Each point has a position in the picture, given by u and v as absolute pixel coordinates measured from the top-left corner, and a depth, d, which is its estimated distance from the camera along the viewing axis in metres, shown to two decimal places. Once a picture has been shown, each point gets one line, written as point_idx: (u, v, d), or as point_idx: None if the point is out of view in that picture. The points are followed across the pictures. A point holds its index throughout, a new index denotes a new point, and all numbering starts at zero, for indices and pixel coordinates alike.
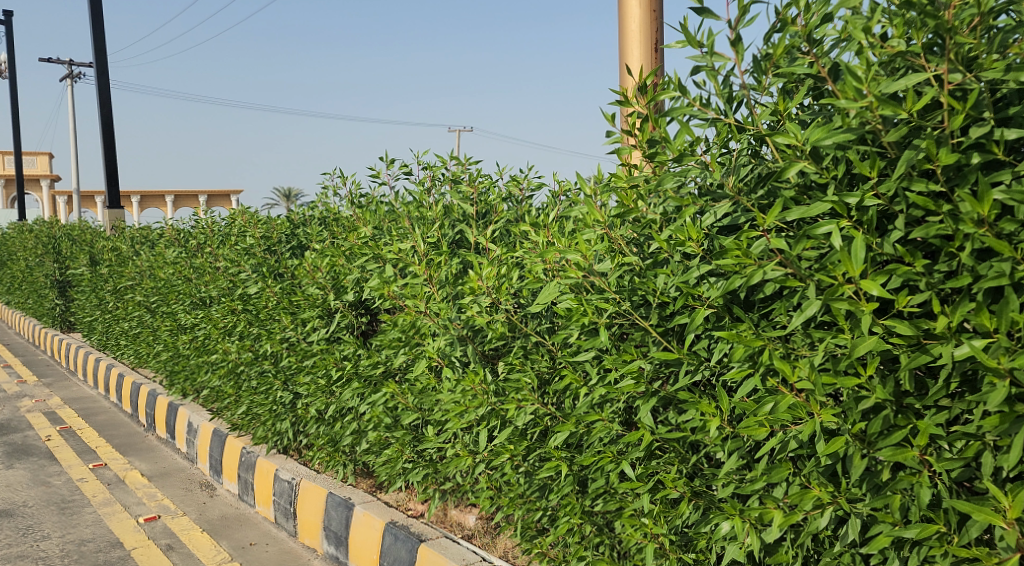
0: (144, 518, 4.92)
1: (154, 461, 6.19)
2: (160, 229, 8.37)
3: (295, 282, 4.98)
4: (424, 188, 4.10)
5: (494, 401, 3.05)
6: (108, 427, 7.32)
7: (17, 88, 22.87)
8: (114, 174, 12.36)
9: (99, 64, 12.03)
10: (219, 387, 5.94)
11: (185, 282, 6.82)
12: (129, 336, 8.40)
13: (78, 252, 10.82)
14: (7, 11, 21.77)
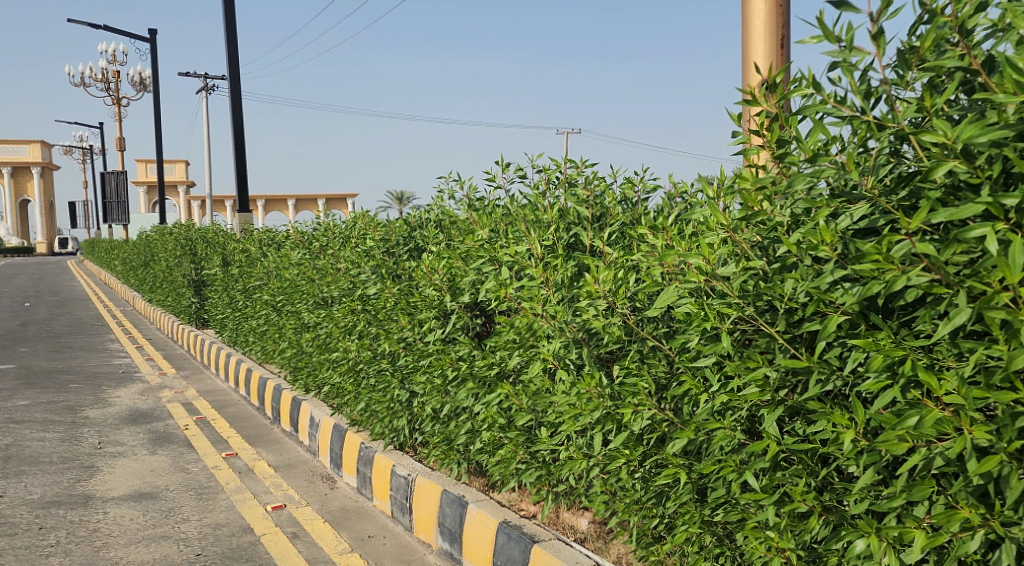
0: (272, 506, 5.16)
1: (279, 452, 6.48)
2: (286, 231, 8.77)
3: (413, 283, 5.12)
4: (539, 192, 4.12)
5: (610, 404, 3.03)
6: (238, 418, 7.73)
7: (159, 101, 24.57)
8: (244, 180, 13.06)
9: (232, 76, 12.75)
10: (340, 383, 6.16)
11: (308, 283, 7.12)
12: (257, 333, 8.85)
13: (212, 254, 11.48)
14: (150, 29, 23.38)
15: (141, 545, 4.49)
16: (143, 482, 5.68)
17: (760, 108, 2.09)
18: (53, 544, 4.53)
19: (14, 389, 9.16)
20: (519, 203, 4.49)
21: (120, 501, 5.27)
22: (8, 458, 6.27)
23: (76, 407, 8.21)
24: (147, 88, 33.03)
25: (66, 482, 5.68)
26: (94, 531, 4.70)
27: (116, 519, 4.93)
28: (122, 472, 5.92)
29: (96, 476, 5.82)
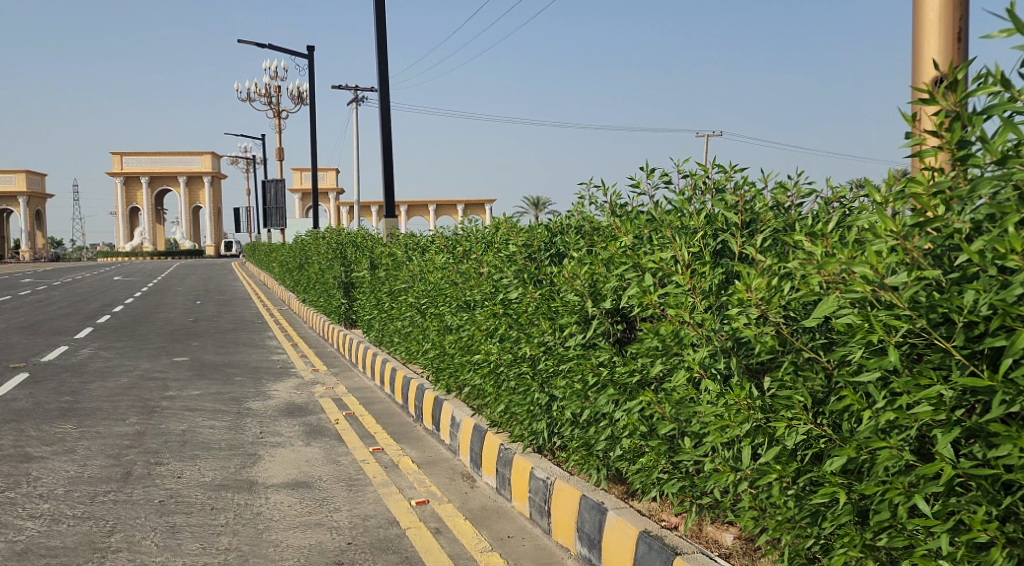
0: (416, 501, 5.33)
1: (422, 450, 6.68)
2: (430, 236, 9.04)
3: (554, 289, 5.15)
4: (685, 197, 4.03)
5: (760, 417, 2.92)
6: (383, 415, 8.03)
7: (315, 113, 26.02)
8: (391, 187, 13.57)
9: (382, 87, 13.31)
10: (481, 385, 6.28)
11: (452, 287, 7.30)
12: (402, 334, 9.17)
13: (361, 257, 12.01)
14: (310, 46, 24.80)
15: (298, 531, 4.75)
16: (299, 471, 6.01)
17: (939, 106, 1.96)
18: (222, 524, 4.87)
19: (187, 380, 9.94)
20: (662, 210, 4.42)
21: (279, 488, 5.60)
22: (182, 443, 6.81)
23: (239, 399, 8.81)
24: (304, 101, 35.04)
25: (232, 467, 6.09)
26: (257, 515, 5.02)
27: (276, 504, 5.24)
28: (281, 461, 6.30)
29: (258, 464, 6.22)
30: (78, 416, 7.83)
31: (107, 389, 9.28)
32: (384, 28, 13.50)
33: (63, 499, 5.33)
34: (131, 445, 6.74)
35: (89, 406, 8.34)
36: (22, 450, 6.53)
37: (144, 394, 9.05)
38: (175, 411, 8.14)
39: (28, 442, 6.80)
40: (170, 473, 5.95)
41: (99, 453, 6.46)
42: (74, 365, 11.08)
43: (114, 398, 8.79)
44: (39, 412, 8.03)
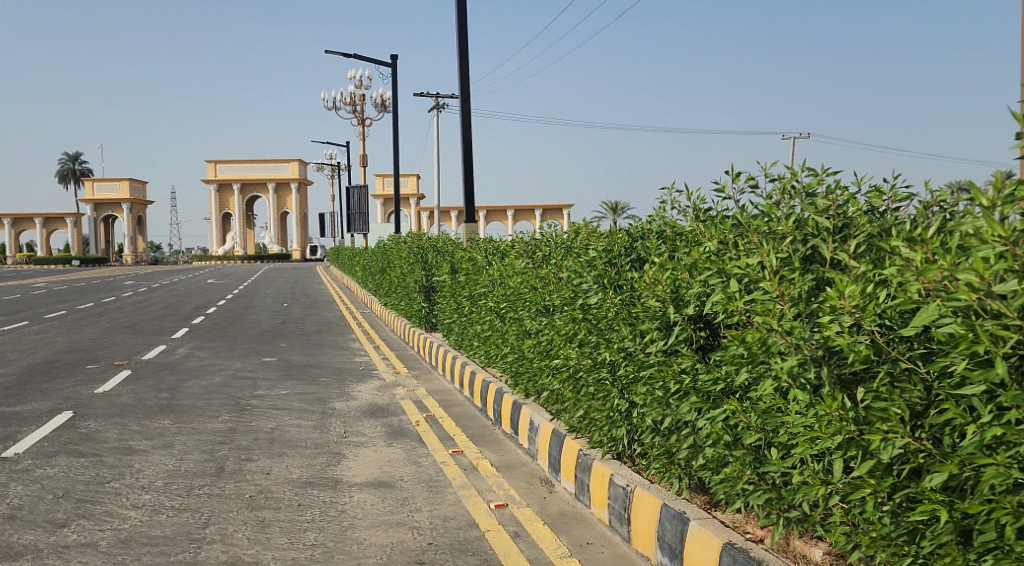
0: (495, 504, 5.36)
1: (501, 453, 6.71)
2: (510, 241, 9.08)
3: (635, 294, 5.09)
4: (772, 202, 3.93)
5: (854, 429, 2.82)
6: (463, 418, 8.10)
7: (398, 121, 26.52)
8: (472, 192, 13.70)
9: (464, 94, 13.46)
10: (559, 390, 6.27)
11: (531, 291, 7.32)
12: (481, 338, 9.24)
13: (442, 261, 12.16)
14: (393, 55, 25.30)
15: (381, 529, 4.84)
16: (382, 471, 6.13)
17: None
18: (309, 520, 5.00)
19: (275, 380, 10.26)
20: (748, 214, 4.31)
21: (362, 487, 5.72)
22: (271, 441, 7.03)
23: (325, 399, 9.04)
24: (388, 108, 35.75)
25: (318, 465, 6.26)
26: (341, 513, 5.13)
27: (359, 502, 5.35)
28: (364, 460, 6.43)
29: (342, 463, 6.36)
30: (176, 412, 8.18)
31: (201, 387, 9.66)
32: (466, 36, 13.66)
33: (162, 490, 5.57)
34: (224, 441, 7.00)
35: (185, 403, 8.71)
36: (125, 443, 6.86)
37: (236, 392, 9.39)
38: (264, 409, 8.41)
39: (129, 436, 7.15)
40: (259, 469, 6.15)
41: (195, 448, 6.73)
42: (172, 363, 11.58)
43: (208, 395, 9.15)
44: (140, 407, 8.43)
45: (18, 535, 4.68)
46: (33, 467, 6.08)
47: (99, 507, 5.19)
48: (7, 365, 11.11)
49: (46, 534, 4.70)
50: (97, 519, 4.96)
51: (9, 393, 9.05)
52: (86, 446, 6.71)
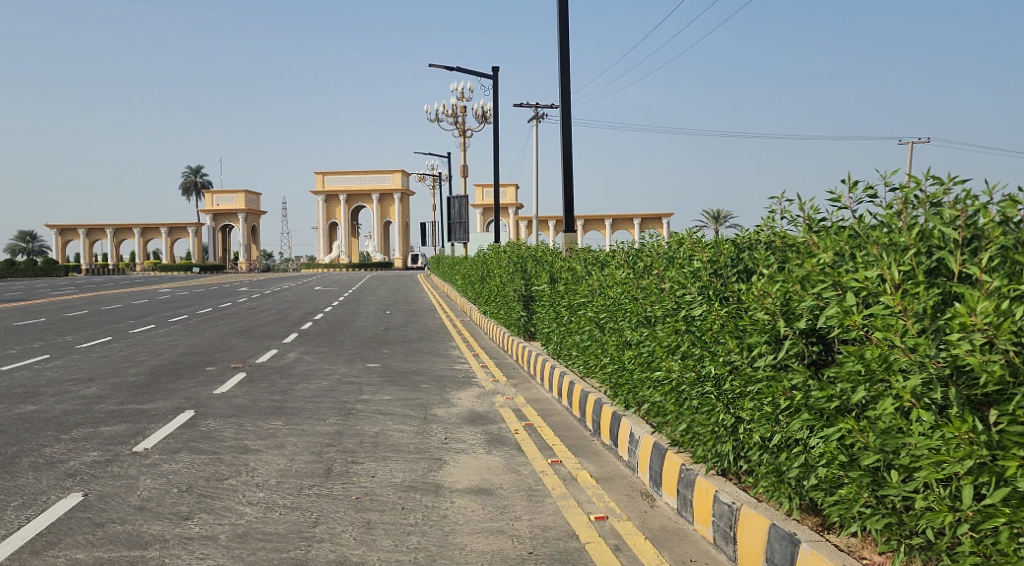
0: (595, 516, 5.31)
1: (600, 464, 6.65)
2: (610, 251, 9.02)
3: (742, 306, 4.97)
4: (894, 212, 3.76)
5: (987, 454, 2.67)
6: (562, 428, 8.10)
7: (498, 131, 26.83)
8: (571, 202, 13.69)
9: (565, 104, 13.49)
10: (661, 402, 6.18)
11: (632, 301, 7.24)
12: (580, 348, 9.20)
13: (541, 271, 12.21)
14: (495, 66, 25.60)
15: (482, 536, 4.88)
16: (482, 478, 6.19)
17: None
18: (412, 524, 5.10)
19: (379, 385, 10.52)
20: (867, 225, 4.12)
21: (463, 493, 5.79)
22: (375, 444, 7.21)
23: (426, 405, 9.20)
24: (489, 119, 36.24)
25: (420, 470, 6.37)
26: (443, 517, 5.21)
27: (460, 508, 5.42)
28: (464, 467, 6.51)
29: (443, 468, 6.46)
30: (287, 414, 8.51)
31: (310, 390, 10.02)
32: (567, 46, 13.69)
33: (275, 489, 5.80)
34: (331, 443, 7.23)
35: (295, 405, 9.05)
36: (240, 442, 7.18)
37: (342, 396, 9.69)
38: (369, 414, 8.64)
39: (245, 435, 7.48)
40: (365, 471, 6.32)
41: (305, 449, 6.98)
42: (283, 367, 12.06)
43: (317, 399, 9.47)
44: (254, 408, 8.81)
45: (147, 525, 4.97)
46: (159, 462, 6.44)
47: (218, 502, 5.46)
48: (136, 365, 11.84)
49: (171, 525, 4.96)
50: (216, 513, 5.21)
51: (138, 391, 9.64)
52: (206, 444, 7.07)
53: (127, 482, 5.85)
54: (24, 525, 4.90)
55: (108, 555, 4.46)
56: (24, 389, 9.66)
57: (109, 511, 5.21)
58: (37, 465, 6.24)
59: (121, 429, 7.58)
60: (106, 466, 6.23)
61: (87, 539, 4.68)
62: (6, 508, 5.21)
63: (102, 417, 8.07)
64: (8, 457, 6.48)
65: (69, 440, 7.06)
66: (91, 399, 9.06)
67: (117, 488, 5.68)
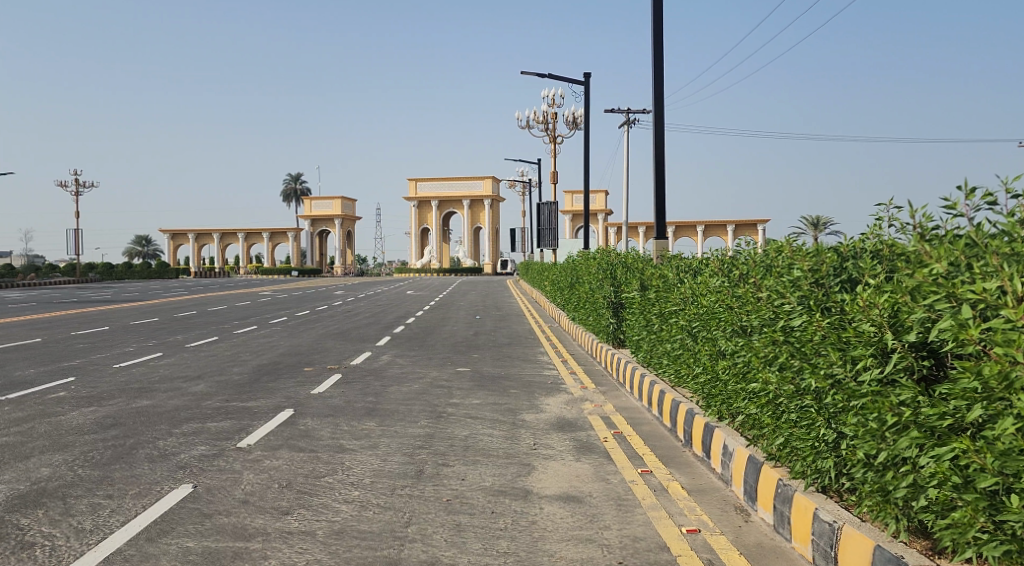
0: (687, 529, 5.22)
1: (692, 476, 6.51)
2: (704, 258, 8.86)
3: (845, 317, 4.78)
4: (1016, 221, 3.55)
5: None
6: (651, 437, 7.98)
7: (589, 137, 26.75)
8: (664, 209, 13.50)
9: (658, 110, 13.34)
10: (757, 414, 6.01)
11: (726, 310, 7.07)
12: (672, 356, 9.05)
13: (631, 278, 12.08)
14: (587, 73, 25.59)
15: (571, 544, 4.86)
16: (571, 485, 6.16)
17: None
18: (501, 528, 5.12)
19: (469, 389, 10.62)
20: (986, 234, 3.91)
21: (553, 499, 5.78)
22: (466, 448, 7.29)
23: (515, 410, 9.24)
24: (580, 125, 36.18)
25: (510, 475, 6.40)
26: (532, 523, 5.21)
27: (549, 515, 5.41)
28: (554, 473, 6.49)
29: (532, 474, 6.47)
30: (380, 415, 8.71)
31: (403, 393, 10.21)
32: (662, 51, 13.53)
33: (370, 488, 5.93)
34: (423, 446, 7.34)
35: (388, 407, 9.23)
36: (336, 441, 7.38)
37: (433, 400, 9.83)
38: (459, 417, 8.73)
39: (341, 435, 7.69)
40: (455, 474, 6.39)
41: (398, 450, 7.12)
42: (377, 369, 12.33)
43: (409, 401, 9.64)
44: (349, 409, 9.04)
45: (250, 518, 5.16)
46: (261, 458, 6.69)
47: (316, 498, 5.62)
48: (240, 364, 12.34)
49: (272, 519, 5.14)
50: (314, 509, 5.37)
51: (241, 389, 10.03)
52: (305, 442, 7.30)
53: (232, 476, 6.09)
54: (140, 513, 5.17)
55: (216, 546, 4.66)
56: (139, 384, 10.20)
57: (216, 503, 5.44)
58: (151, 457, 6.58)
59: (226, 425, 7.91)
60: (213, 460, 6.52)
61: (197, 529, 4.90)
62: (124, 497, 5.51)
63: (209, 413, 8.44)
64: (124, 448, 6.86)
65: (180, 434, 7.42)
66: (199, 396, 9.49)
67: (223, 482, 5.93)
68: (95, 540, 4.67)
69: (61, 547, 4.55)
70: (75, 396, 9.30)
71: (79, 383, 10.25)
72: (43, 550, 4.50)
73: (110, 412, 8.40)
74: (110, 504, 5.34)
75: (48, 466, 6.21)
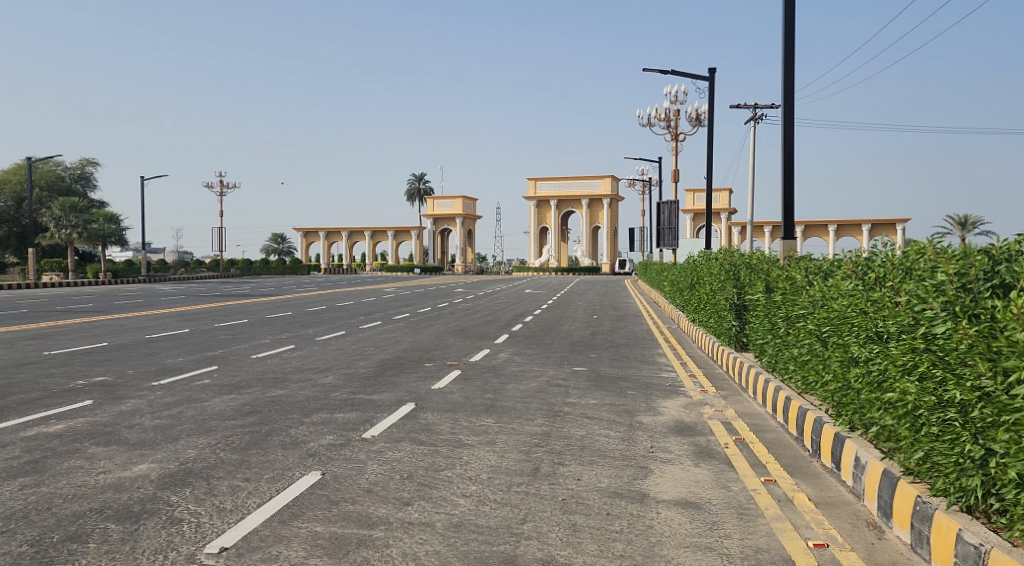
0: (813, 543, 4.99)
1: (820, 488, 6.20)
2: (836, 260, 8.45)
3: (997, 326, 4.42)
4: None
5: None
6: (777, 445, 7.67)
7: (712, 134, 26.15)
8: (792, 208, 12.97)
9: (787, 105, 12.84)
10: (893, 426, 5.66)
11: (860, 315, 6.70)
12: (799, 362, 8.66)
13: (756, 280, 11.67)
14: (711, 69, 25.03)
15: (690, 551, 4.74)
16: (690, 491, 6.01)
17: None
18: (618, 530, 5.06)
19: (586, 389, 10.56)
20: None
21: (670, 504, 5.66)
22: (582, 448, 7.24)
23: (633, 412, 9.11)
24: (703, 122, 35.34)
25: (627, 477, 6.30)
26: (649, 527, 5.12)
27: (667, 520, 5.30)
28: (672, 478, 6.35)
29: (650, 477, 6.36)
30: (499, 413, 8.78)
31: (521, 391, 10.27)
32: (793, 45, 12.99)
33: (487, 484, 5.99)
34: (540, 444, 7.36)
35: (506, 404, 9.31)
36: (456, 436, 7.50)
37: (550, 398, 9.84)
38: (576, 417, 8.71)
39: (460, 430, 7.81)
40: (571, 474, 6.36)
41: (514, 448, 7.16)
42: (495, 367, 12.47)
43: (527, 399, 9.69)
44: (467, 405, 9.17)
45: (373, 507, 5.32)
46: (385, 449, 6.89)
47: (435, 491, 5.72)
48: (366, 358, 12.77)
49: (394, 509, 5.28)
50: (434, 502, 5.48)
51: (367, 383, 10.37)
52: (426, 436, 7.47)
53: (357, 466, 6.30)
54: (274, 496, 5.43)
55: (342, 532, 4.82)
56: (274, 375, 10.72)
57: (342, 491, 5.64)
58: (284, 444, 6.90)
59: (352, 416, 8.19)
60: (341, 450, 6.77)
61: (325, 515, 5.09)
62: (260, 480, 5.80)
63: (336, 404, 8.77)
64: (261, 434, 7.23)
65: (310, 423, 7.74)
66: (328, 387, 9.87)
67: (349, 471, 6.14)
68: (234, 519, 4.93)
69: (204, 524, 4.83)
70: (218, 384, 9.88)
71: (221, 372, 10.89)
72: (189, 526, 4.80)
73: (248, 399, 8.88)
74: (247, 486, 5.63)
75: (193, 449, 6.62)
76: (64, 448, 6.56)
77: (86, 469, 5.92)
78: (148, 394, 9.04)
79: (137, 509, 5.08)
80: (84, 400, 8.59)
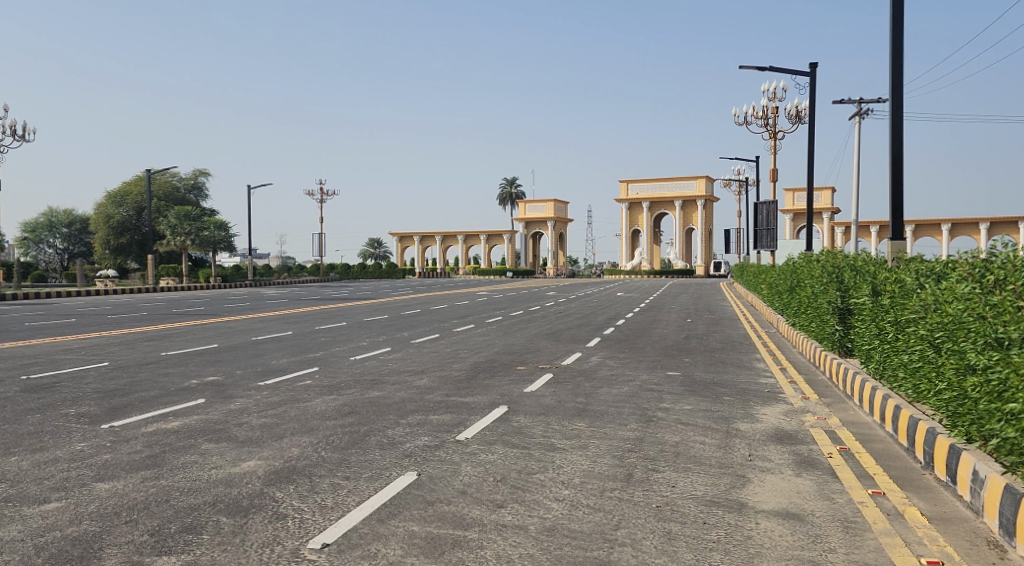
0: (926, 560, 4.73)
1: (934, 503, 5.86)
2: (951, 261, 8.00)
3: None
4: None
5: None
6: (884, 456, 7.32)
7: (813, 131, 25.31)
8: (901, 208, 12.40)
9: (897, 100, 12.28)
10: (1016, 439, 5.31)
11: (978, 320, 6.32)
12: (909, 369, 8.25)
13: (861, 282, 11.19)
14: (812, 64, 24.27)
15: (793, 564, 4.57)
16: (791, 501, 5.80)
17: None
18: (715, 540, 4.93)
19: (681, 394, 10.37)
20: None
21: (770, 514, 5.47)
22: (677, 455, 7.09)
23: (730, 418, 8.88)
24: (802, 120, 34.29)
25: (724, 485, 6.14)
26: (748, 538, 4.96)
27: (767, 530, 5.13)
28: (772, 488, 6.15)
29: (749, 486, 6.17)
30: (592, 416, 8.72)
31: (614, 395, 10.18)
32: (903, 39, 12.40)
33: (580, 488, 5.94)
34: (634, 449, 7.26)
35: (600, 408, 9.25)
36: (548, 440, 7.49)
37: (644, 402, 9.71)
38: (671, 422, 8.55)
39: (553, 433, 7.79)
40: (665, 480, 6.24)
41: (607, 452, 7.09)
42: (589, 370, 12.40)
43: (619, 403, 9.60)
44: (560, 408, 9.15)
45: (467, 508, 5.36)
46: (478, 451, 6.93)
47: (529, 494, 5.72)
48: (459, 361, 12.92)
49: (488, 510, 5.31)
50: (527, 505, 5.47)
51: (461, 385, 10.49)
52: (518, 439, 7.47)
53: (452, 467, 6.36)
54: (372, 495, 5.53)
55: (438, 531, 4.87)
56: (371, 377, 10.97)
57: (438, 491, 5.70)
58: (382, 444, 7.04)
59: (447, 418, 8.29)
60: (436, 451, 6.85)
61: (421, 515, 5.16)
62: (359, 479, 5.93)
63: (431, 406, 8.89)
64: (359, 434, 7.40)
65: (407, 424, 7.88)
66: (423, 389, 10.03)
67: (444, 472, 6.21)
68: (335, 517, 5.05)
69: (308, 521, 4.97)
70: (319, 385, 10.17)
71: (322, 373, 11.21)
72: (294, 522, 4.94)
73: (347, 400, 9.11)
74: (347, 485, 5.77)
75: (297, 447, 6.83)
76: (180, 443, 6.88)
77: (199, 464, 6.19)
78: (255, 394, 9.39)
79: (247, 504, 5.27)
80: (197, 399, 9.00)
